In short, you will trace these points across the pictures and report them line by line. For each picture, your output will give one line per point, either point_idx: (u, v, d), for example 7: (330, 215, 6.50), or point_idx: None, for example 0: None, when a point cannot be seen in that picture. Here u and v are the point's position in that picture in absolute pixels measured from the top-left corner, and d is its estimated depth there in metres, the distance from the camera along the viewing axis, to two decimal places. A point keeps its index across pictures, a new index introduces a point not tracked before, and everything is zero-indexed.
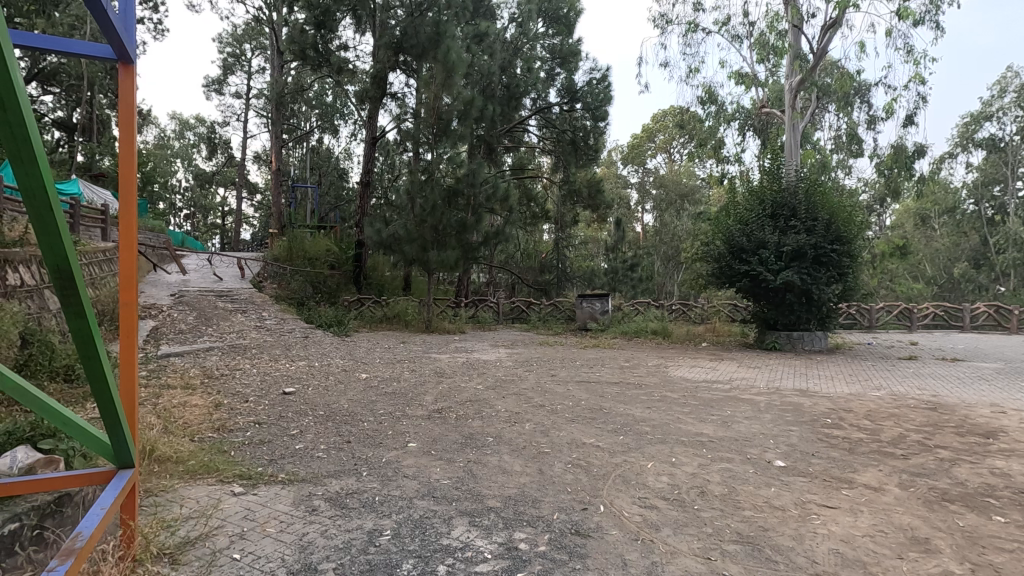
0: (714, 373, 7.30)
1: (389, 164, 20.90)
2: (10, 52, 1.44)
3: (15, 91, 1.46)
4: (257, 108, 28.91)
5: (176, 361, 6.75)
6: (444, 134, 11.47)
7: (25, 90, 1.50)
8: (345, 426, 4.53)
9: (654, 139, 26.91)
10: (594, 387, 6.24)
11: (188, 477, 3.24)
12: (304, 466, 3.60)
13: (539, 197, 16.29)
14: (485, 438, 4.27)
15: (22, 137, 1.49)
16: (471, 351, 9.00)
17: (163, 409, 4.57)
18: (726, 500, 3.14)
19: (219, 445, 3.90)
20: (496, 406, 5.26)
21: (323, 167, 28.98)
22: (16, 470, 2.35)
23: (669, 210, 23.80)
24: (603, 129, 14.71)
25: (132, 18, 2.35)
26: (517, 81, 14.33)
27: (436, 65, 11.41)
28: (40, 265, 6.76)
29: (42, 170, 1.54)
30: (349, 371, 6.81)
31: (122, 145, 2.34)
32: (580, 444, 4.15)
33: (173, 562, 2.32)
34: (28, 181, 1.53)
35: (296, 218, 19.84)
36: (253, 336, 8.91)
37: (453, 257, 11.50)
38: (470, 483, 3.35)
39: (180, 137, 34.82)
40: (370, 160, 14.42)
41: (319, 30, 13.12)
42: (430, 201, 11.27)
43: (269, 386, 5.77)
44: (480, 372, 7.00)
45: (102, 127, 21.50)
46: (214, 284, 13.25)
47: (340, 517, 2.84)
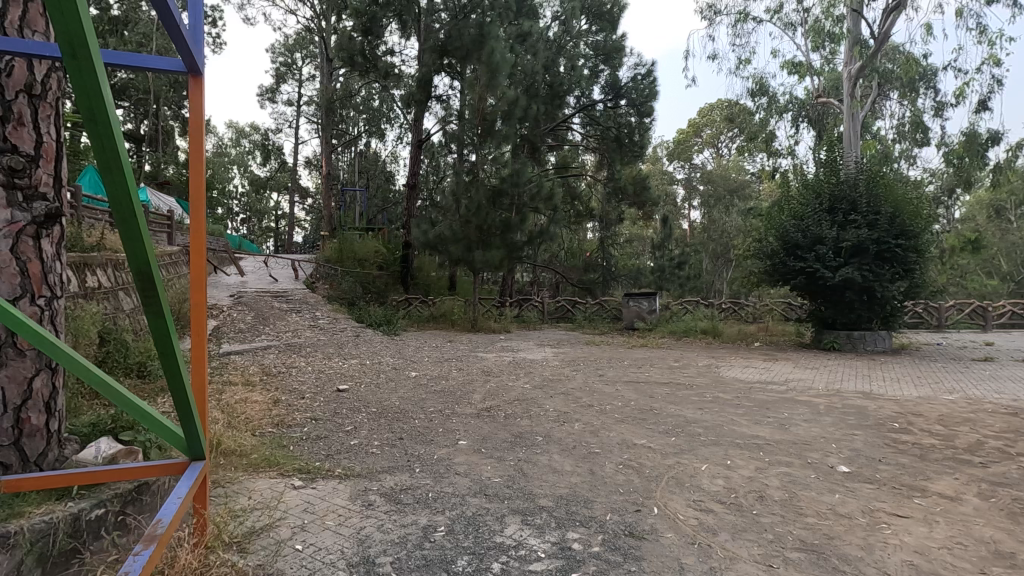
0: (769, 374, 7.06)
1: (434, 165, 21.29)
2: (102, 72, 1.54)
3: (106, 108, 1.56)
4: (308, 114, 29.89)
5: (236, 358, 7.08)
6: (489, 134, 11.60)
7: (115, 106, 1.60)
8: (397, 423, 4.63)
9: (701, 134, 26.27)
10: (643, 387, 6.15)
11: (251, 471, 3.38)
12: (359, 461, 3.71)
13: (584, 195, 16.19)
14: (535, 436, 4.28)
15: (110, 146, 1.59)
16: (517, 351, 9.03)
17: (225, 404, 4.79)
18: (788, 506, 3.02)
19: (279, 440, 4.06)
20: (544, 405, 5.25)
21: (371, 170, 29.73)
22: (100, 459, 2.52)
23: (718, 207, 23.19)
24: (648, 125, 14.47)
25: (201, 32, 2.46)
26: (561, 79, 14.29)
27: (481, 66, 11.48)
28: (116, 268, 7.23)
29: (126, 178, 1.64)
30: (399, 369, 6.97)
31: (192, 152, 2.47)
32: (630, 444, 4.10)
33: (241, 550, 2.44)
34: (115, 190, 1.63)
35: (346, 221, 20.47)
36: (308, 335, 9.24)
37: (499, 256, 11.57)
38: (521, 482, 3.35)
39: (238, 145, 36.58)
40: (416, 161, 14.67)
41: (366, 37, 13.44)
42: (475, 202, 11.34)
43: (324, 384, 5.96)
44: (526, 371, 7.02)
45: (166, 137, 22.79)
46: (271, 284, 13.86)
47: (395, 513, 2.90)
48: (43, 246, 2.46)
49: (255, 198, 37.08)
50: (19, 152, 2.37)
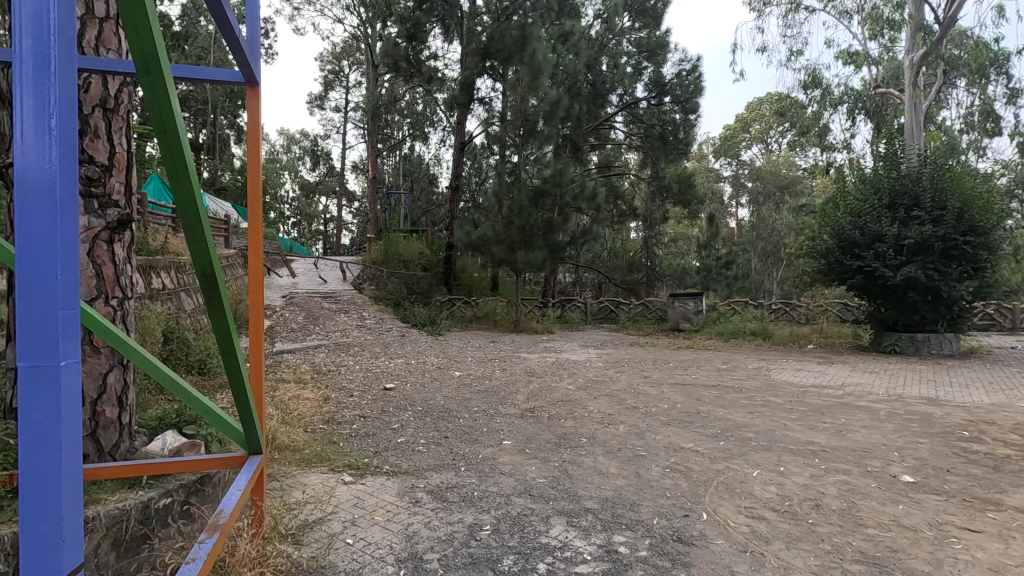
0: (824, 378, 6.76)
1: (477, 167, 21.51)
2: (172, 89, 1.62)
3: (176, 122, 1.64)
4: (354, 120, 30.71)
5: (288, 357, 7.34)
6: (531, 134, 11.64)
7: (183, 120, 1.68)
8: (442, 422, 4.69)
9: (749, 129, 25.50)
10: (690, 390, 6.01)
11: (304, 465, 3.51)
12: (406, 459, 3.78)
13: (627, 194, 15.97)
14: (579, 438, 4.25)
15: (179, 158, 1.68)
16: (560, 351, 9.00)
17: (279, 400, 4.98)
18: (846, 515, 2.89)
19: (330, 436, 4.19)
20: (588, 406, 5.21)
21: (415, 173, 30.28)
22: (166, 451, 2.67)
23: (768, 204, 22.44)
24: (694, 122, 14.15)
25: (258, 43, 2.56)
26: (603, 78, 14.16)
27: (523, 67, 11.50)
28: (178, 271, 7.64)
29: (193, 187, 1.72)
30: (443, 369, 7.07)
31: (249, 158, 2.58)
32: (677, 448, 4.02)
33: (296, 542, 2.53)
34: (183, 200, 1.72)
35: (391, 223, 20.94)
36: (356, 335, 9.50)
37: (542, 257, 11.54)
38: (566, 483, 3.34)
39: (289, 152, 37.98)
40: (459, 163, 14.84)
41: (410, 42, 13.68)
42: (518, 203, 11.36)
43: (371, 382, 6.11)
44: (569, 372, 6.99)
45: (223, 145, 23.89)
46: (320, 285, 14.33)
47: (442, 510, 2.94)
48: (115, 250, 2.63)
49: (305, 203, 38.39)
50: (95, 162, 2.54)
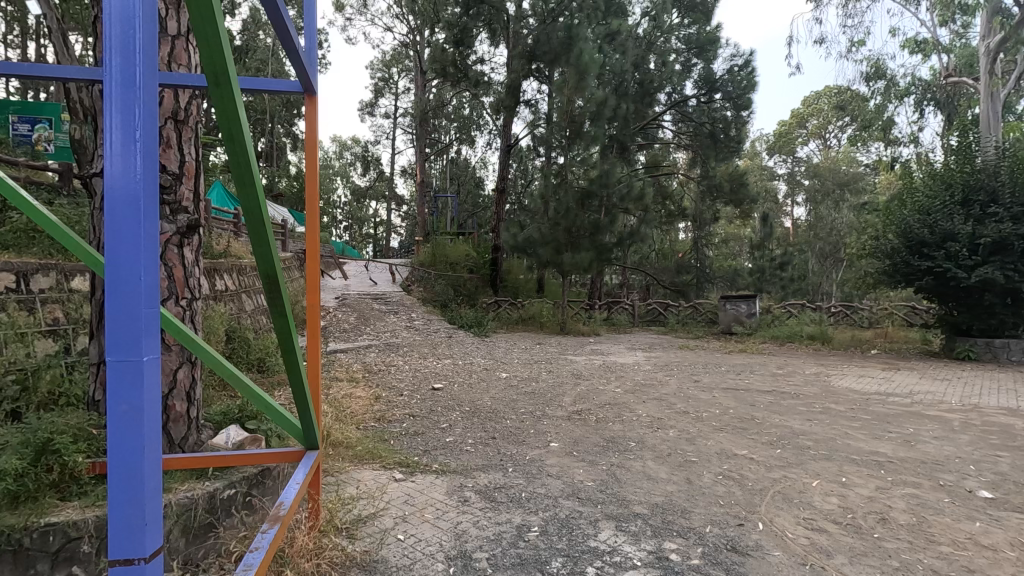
0: (889, 385, 6.40)
1: (523, 170, 21.61)
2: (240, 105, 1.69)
3: (244, 137, 1.72)
4: (403, 126, 31.41)
5: (341, 356, 7.58)
6: (578, 136, 11.62)
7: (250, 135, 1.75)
8: (490, 422, 4.73)
9: (806, 125, 24.45)
10: (743, 395, 5.81)
11: (356, 462, 3.61)
12: (454, 458, 3.83)
13: (675, 194, 15.63)
14: (628, 442, 4.19)
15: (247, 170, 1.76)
16: (607, 354, 8.91)
17: (333, 398, 5.16)
18: (916, 531, 2.72)
19: (381, 434, 4.30)
20: (637, 410, 5.13)
21: (462, 176, 30.70)
22: (230, 444, 2.80)
23: (826, 202, 21.46)
24: (746, 119, 13.70)
25: (315, 54, 2.66)
26: (651, 77, 13.95)
27: (569, 68, 11.46)
28: (239, 273, 8.02)
29: (259, 198, 1.81)
30: (490, 370, 7.14)
31: (307, 165, 2.68)
32: (730, 455, 3.89)
33: (350, 535, 2.60)
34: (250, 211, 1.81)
35: (438, 226, 21.31)
36: (405, 335, 9.71)
37: (588, 258, 11.41)
38: (614, 487, 3.30)
39: (341, 158, 39.24)
40: (505, 166, 14.92)
41: (457, 48, 13.87)
42: (564, 204, 11.31)
43: (420, 382, 6.23)
44: (617, 375, 6.90)
45: (280, 153, 24.92)
46: (371, 287, 14.72)
47: (490, 510, 2.96)
48: (184, 253, 2.80)
49: (356, 207, 39.56)
50: (167, 171, 2.71)
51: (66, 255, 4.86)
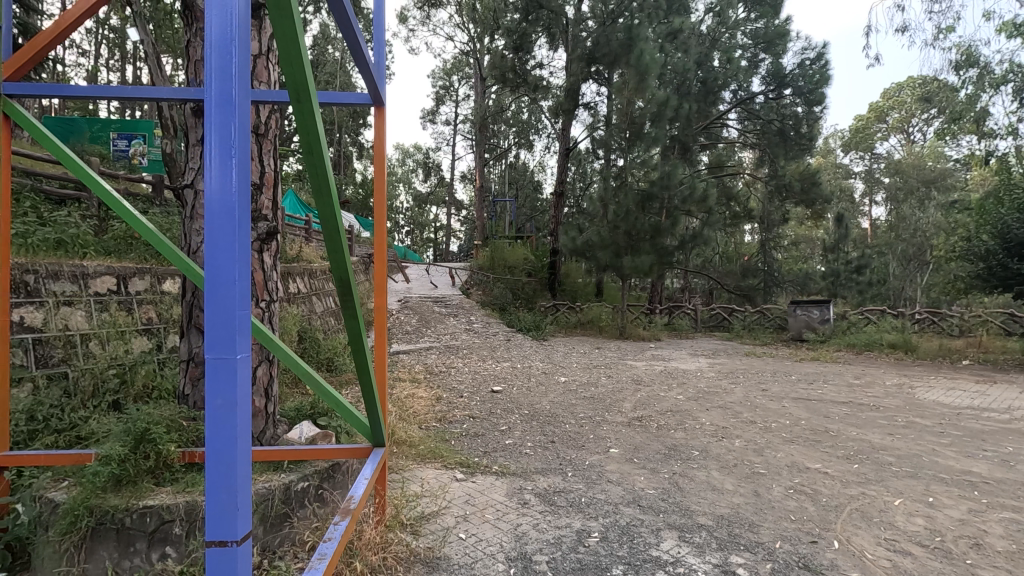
0: (984, 399, 5.88)
1: (581, 173, 21.53)
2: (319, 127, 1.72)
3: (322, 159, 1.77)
4: (463, 132, 32.01)
5: (404, 357, 7.82)
6: (638, 137, 11.46)
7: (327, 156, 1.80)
8: (549, 426, 4.74)
9: (886, 119, 22.94)
10: (816, 406, 5.51)
11: (419, 460, 3.72)
12: (514, 460, 3.86)
13: (741, 195, 15.05)
14: (691, 450, 4.08)
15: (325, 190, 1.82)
16: (668, 360, 8.70)
17: (397, 398, 5.33)
18: (1016, 560, 2.50)
19: (442, 434, 4.40)
20: (700, 418, 4.96)
21: (520, 181, 30.95)
22: (304, 440, 2.95)
23: (910, 201, 20.01)
24: (819, 114, 13.00)
25: (384, 66, 2.77)
26: (715, 74, 13.59)
27: (629, 69, 11.33)
28: (310, 277, 8.45)
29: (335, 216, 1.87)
30: (548, 373, 7.14)
31: (377, 174, 2.79)
32: (802, 468, 3.70)
33: (414, 532, 2.68)
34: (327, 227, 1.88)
35: (497, 230, 21.57)
36: (464, 338, 9.87)
37: (649, 262, 11.16)
38: (677, 496, 3.22)
39: (403, 164, 40.45)
40: (563, 169, 14.89)
41: (517, 53, 14.00)
42: (624, 206, 11.15)
43: (479, 384, 6.32)
44: (679, 382, 6.72)
45: (347, 162, 26.00)
46: (431, 290, 15.10)
47: (550, 514, 2.96)
48: (264, 259, 2.98)
49: (417, 213, 40.67)
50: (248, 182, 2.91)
51: (159, 260, 5.32)
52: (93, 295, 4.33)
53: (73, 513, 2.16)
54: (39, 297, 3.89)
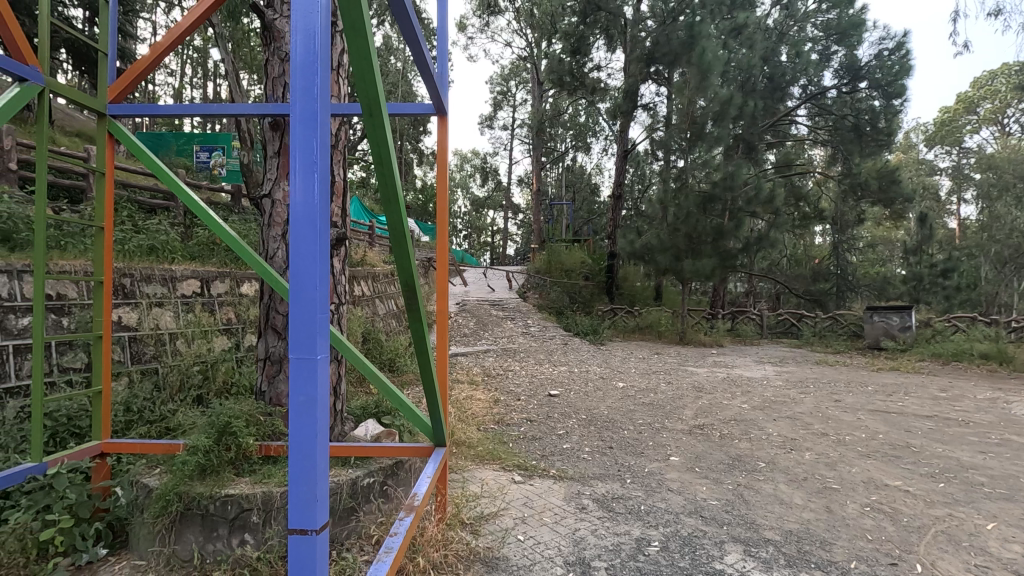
0: None
1: (640, 175, 21.21)
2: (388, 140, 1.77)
3: (391, 172, 1.82)
4: (520, 136, 32.22)
5: (463, 359, 7.97)
6: (699, 138, 11.19)
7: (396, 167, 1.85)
8: (607, 431, 4.70)
9: (977, 110, 21.15)
10: (896, 419, 5.16)
11: (478, 461, 3.79)
12: (571, 465, 3.86)
13: (811, 195, 14.31)
14: (756, 462, 3.92)
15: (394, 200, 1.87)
16: (732, 367, 8.39)
17: (456, 399, 5.45)
18: None
19: (500, 436, 4.46)
20: (766, 429, 4.76)
21: (577, 184, 30.80)
22: (369, 437, 3.08)
23: (1005, 199, 18.36)
24: (898, 107, 12.15)
25: (447, 76, 2.84)
26: (782, 70, 13.02)
27: (691, 68, 11.06)
28: (373, 280, 8.76)
29: (402, 226, 1.92)
30: (606, 379, 7.06)
31: (439, 181, 2.86)
32: (880, 485, 3.48)
33: (474, 530, 2.74)
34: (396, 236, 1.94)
35: (554, 234, 21.57)
36: (521, 341, 9.94)
37: (711, 265, 10.79)
38: (742, 508, 3.11)
39: (462, 170, 41.19)
40: (621, 172, 14.71)
41: (575, 57, 13.95)
42: (684, 209, 10.87)
43: (537, 388, 6.34)
44: (744, 390, 6.47)
45: (407, 168, 26.77)
46: (489, 293, 15.28)
47: (608, 520, 2.94)
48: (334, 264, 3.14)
49: (475, 217, 41.28)
50: None
51: (238, 264, 5.69)
52: (181, 297, 4.70)
53: (165, 498, 2.35)
54: (135, 298, 4.26)
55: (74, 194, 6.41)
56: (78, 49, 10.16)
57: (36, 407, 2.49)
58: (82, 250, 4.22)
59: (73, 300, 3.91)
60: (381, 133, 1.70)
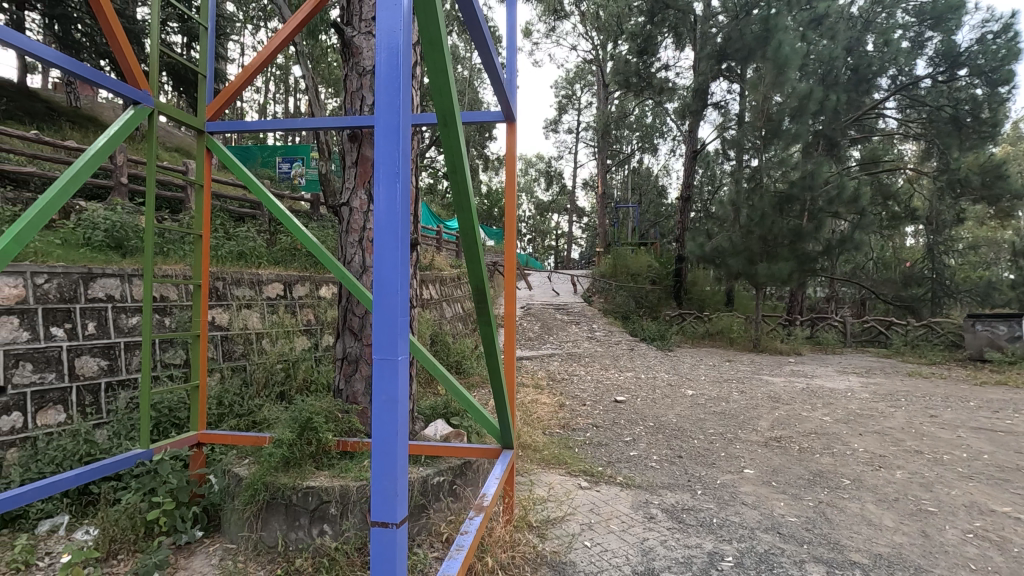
0: None
1: (710, 175, 20.51)
2: (460, 146, 1.80)
3: (463, 176, 1.86)
4: (585, 139, 32.01)
5: (528, 363, 8.01)
6: (775, 135, 10.70)
7: (468, 170, 1.89)
8: (676, 440, 4.57)
9: None
10: (1004, 439, 4.68)
11: (544, 464, 3.80)
12: (639, 473, 3.78)
13: (901, 193, 13.29)
14: (840, 479, 3.68)
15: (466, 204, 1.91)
16: (812, 377, 7.92)
17: (521, 402, 5.49)
18: None
19: (566, 440, 4.45)
20: (851, 444, 4.46)
21: (644, 186, 30.17)
22: (438, 437, 3.17)
23: None
24: (1005, 95, 10.96)
25: (516, 83, 2.88)
26: (868, 60, 12.19)
27: (766, 63, 10.57)
28: (441, 284, 8.99)
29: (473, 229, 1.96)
30: (674, 386, 6.86)
31: (507, 185, 2.91)
32: (985, 510, 3.18)
33: (541, 533, 2.75)
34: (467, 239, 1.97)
35: (619, 237, 21.26)
36: (586, 346, 9.85)
37: (788, 269, 10.26)
38: (825, 527, 2.93)
39: (526, 174, 41.45)
40: (690, 172, 14.29)
41: (641, 57, 13.73)
42: (759, 210, 10.38)
43: (602, 393, 6.27)
44: (825, 402, 6.09)
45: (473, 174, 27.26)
46: (553, 297, 15.27)
47: (678, 531, 2.86)
48: None
49: (540, 221, 41.38)
50: None
51: (317, 268, 6.02)
52: (266, 298, 5.04)
53: (253, 487, 2.52)
54: (226, 300, 4.61)
55: (174, 205, 7.01)
56: (179, 72, 11.14)
57: (142, 399, 2.73)
58: (181, 255, 4.62)
59: (173, 301, 4.27)
60: (455, 141, 1.76)
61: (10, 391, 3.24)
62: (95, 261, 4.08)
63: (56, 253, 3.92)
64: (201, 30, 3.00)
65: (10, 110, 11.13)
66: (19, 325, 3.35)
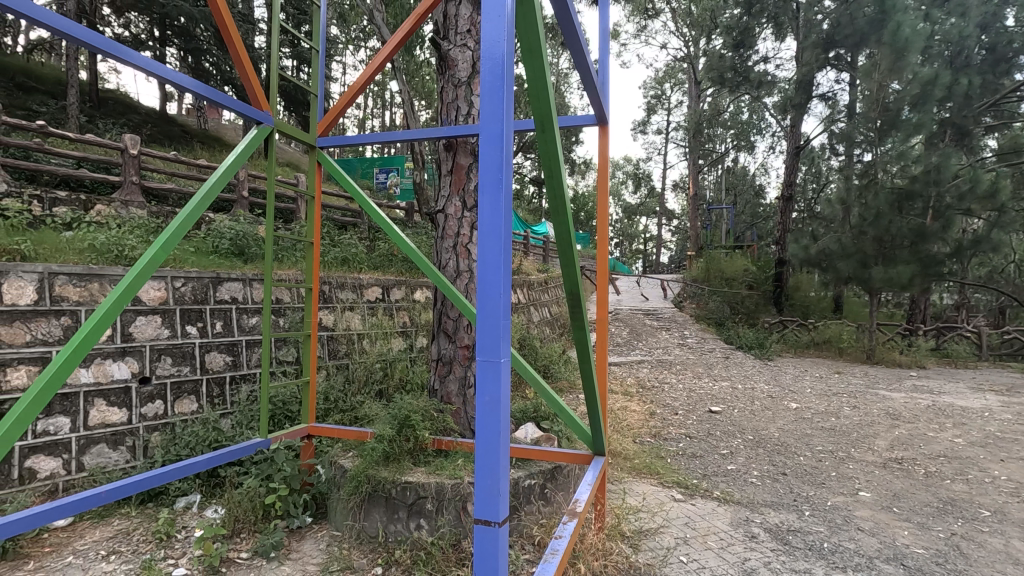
0: None
1: (815, 172, 19.06)
2: (557, 150, 1.81)
3: (559, 181, 1.86)
4: (675, 139, 30.96)
5: (616, 369, 7.87)
6: (893, 126, 9.72)
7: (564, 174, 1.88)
8: (778, 456, 4.28)
9: None
10: None
11: (635, 473, 3.71)
12: (738, 488, 3.58)
13: None
14: (978, 509, 3.26)
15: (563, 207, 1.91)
16: (938, 393, 7.10)
17: (610, 409, 5.40)
18: None
19: (658, 450, 4.31)
20: (990, 470, 3.94)
21: (738, 186, 28.69)
22: (529, 440, 3.20)
23: None
24: None
25: (608, 85, 2.86)
26: (1008, 36, 10.75)
27: (881, 49, 9.59)
28: (528, 288, 9.06)
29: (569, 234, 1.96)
30: (776, 397, 6.42)
31: (600, 188, 2.88)
32: None
33: (634, 544, 2.68)
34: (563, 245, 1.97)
35: (712, 239, 20.32)
36: (678, 353, 9.51)
37: (908, 272, 9.28)
38: (959, 562, 2.62)
39: (614, 178, 40.80)
40: (793, 169, 13.38)
41: (737, 51, 13.06)
42: (873, 209, 9.49)
43: (696, 402, 6.01)
44: (956, 421, 5.42)
45: None
46: (642, 302, 14.89)
47: (784, 554, 2.67)
48: None
49: (627, 224, 40.54)
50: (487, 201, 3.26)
51: (412, 272, 6.29)
52: (366, 301, 5.36)
53: (357, 479, 2.68)
54: (331, 302, 4.95)
55: (287, 215, 7.65)
56: (290, 93, 12.12)
57: (262, 393, 2.98)
58: (294, 261, 5.05)
59: (287, 304, 4.65)
60: (553, 147, 1.77)
61: (154, 380, 3.66)
62: (221, 267, 4.56)
63: (191, 260, 4.43)
64: (313, 53, 3.25)
65: (154, 135, 12.69)
66: (162, 323, 3.80)
